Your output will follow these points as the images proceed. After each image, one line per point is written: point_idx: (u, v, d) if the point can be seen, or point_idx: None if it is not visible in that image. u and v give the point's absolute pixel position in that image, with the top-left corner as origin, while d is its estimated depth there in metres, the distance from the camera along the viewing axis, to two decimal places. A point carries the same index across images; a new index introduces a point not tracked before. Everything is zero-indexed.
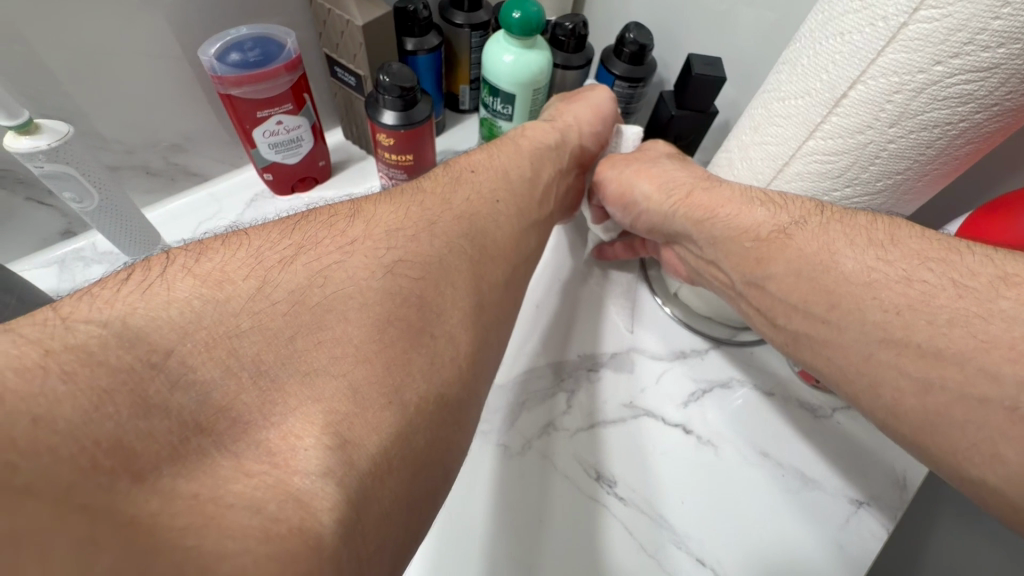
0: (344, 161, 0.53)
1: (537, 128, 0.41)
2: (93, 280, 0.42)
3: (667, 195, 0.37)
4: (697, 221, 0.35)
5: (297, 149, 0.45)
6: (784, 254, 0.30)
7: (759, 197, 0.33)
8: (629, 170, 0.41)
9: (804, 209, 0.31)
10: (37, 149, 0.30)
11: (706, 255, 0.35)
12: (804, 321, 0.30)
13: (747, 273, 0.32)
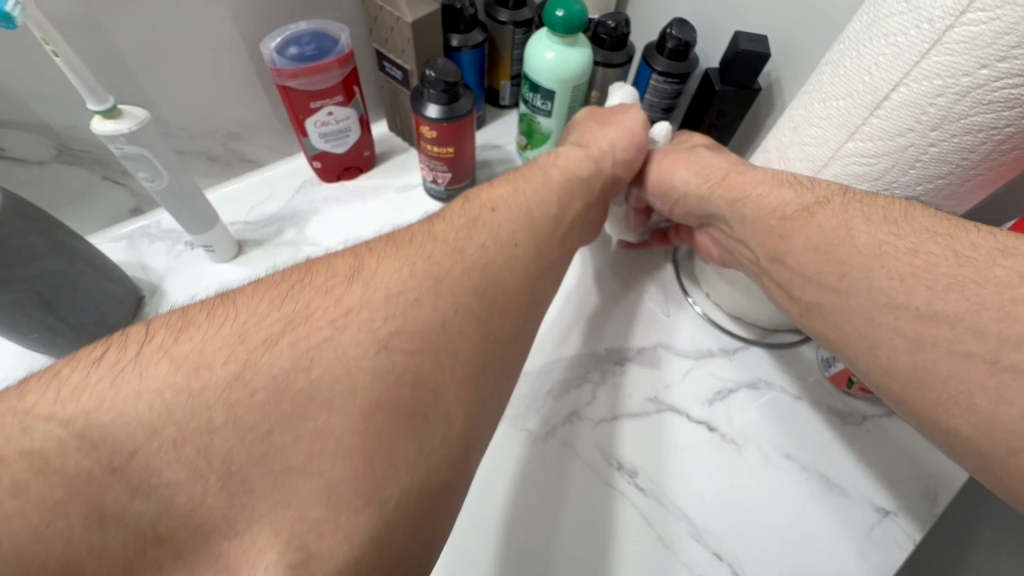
0: (388, 152, 0.55)
1: (558, 155, 0.39)
2: (157, 255, 0.45)
3: (703, 177, 0.38)
4: (730, 201, 0.35)
5: (344, 138, 0.48)
6: (807, 229, 0.30)
7: (789, 179, 0.33)
8: (667, 161, 0.41)
9: (828, 189, 0.31)
10: (119, 132, 0.33)
11: (735, 234, 0.36)
12: (821, 292, 0.30)
13: (770, 249, 0.32)
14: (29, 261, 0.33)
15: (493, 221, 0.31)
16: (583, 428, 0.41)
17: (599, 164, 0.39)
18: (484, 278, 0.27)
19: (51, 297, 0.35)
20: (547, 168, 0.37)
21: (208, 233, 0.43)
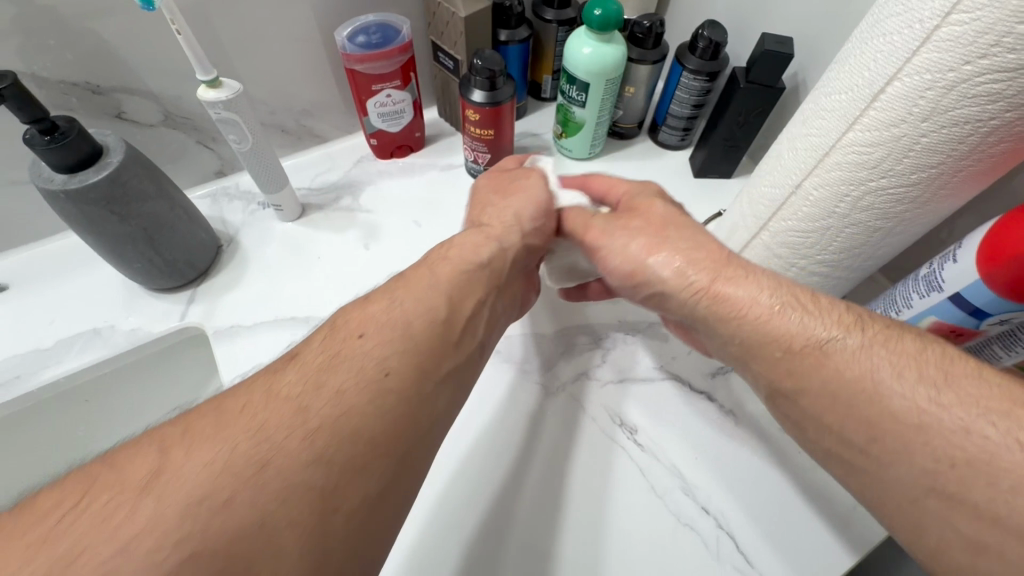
0: (437, 135, 0.61)
1: (462, 245, 0.41)
2: (235, 211, 0.53)
3: (684, 283, 0.36)
4: (722, 318, 0.35)
5: (399, 119, 0.54)
6: (820, 371, 0.31)
7: (784, 297, 0.33)
8: (635, 243, 0.39)
9: (844, 322, 0.32)
10: (219, 99, 0.40)
11: (724, 343, 0.36)
12: (832, 439, 0.31)
13: (777, 381, 0.33)
14: (141, 201, 0.40)
15: (393, 316, 0.33)
16: (534, 412, 0.43)
17: (498, 251, 0.41)
18: (393, 364, 0.30)
19: (152, 234, 0.42)
20: (438, 266, 0.38)
21: (279, 193, 0.50)
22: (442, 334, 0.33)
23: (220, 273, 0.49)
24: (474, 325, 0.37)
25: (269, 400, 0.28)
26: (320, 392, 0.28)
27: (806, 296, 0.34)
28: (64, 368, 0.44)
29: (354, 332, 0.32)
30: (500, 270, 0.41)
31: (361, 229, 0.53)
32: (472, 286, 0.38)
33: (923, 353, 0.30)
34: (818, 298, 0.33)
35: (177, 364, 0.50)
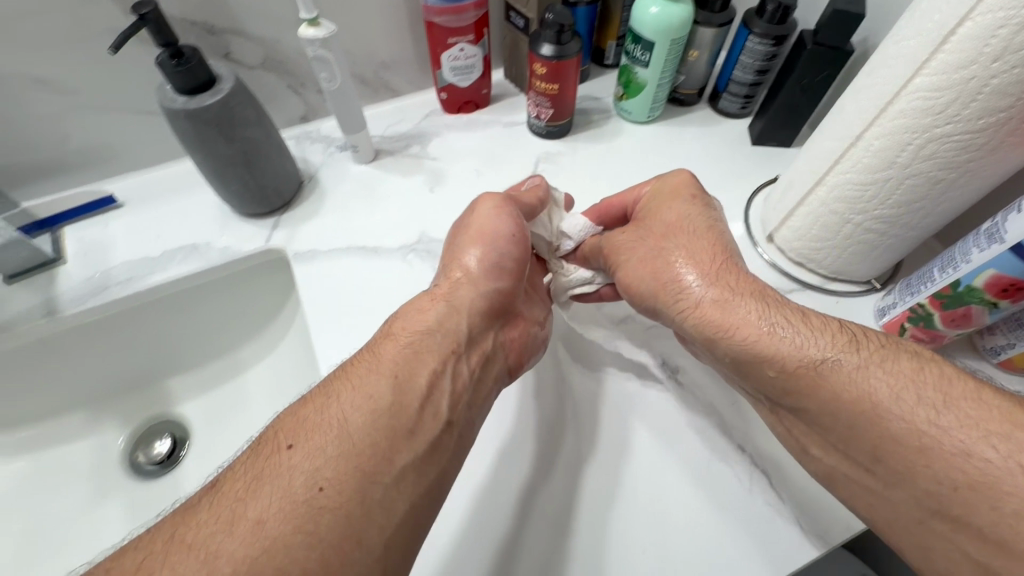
0: (502, 94, 0.64)
1: (410, 314, 0.39)
2: (316, 153, 0.58)
3: (676, 299, 0.40)
4: (712, 338, 0.38)
5: (469, 74, 0.57)
6: (818, 394, 0.34)
7: (774, 322, 0.36)
8: (634, 260, 0.44)
9: (839, 344, 0.34)
10: (316, 37, 0.44)
11: (720, 360, 0.39)
12: (841, 458, 0.34)
13: (776, 398, 0.37)
14: (244, 127, 0.45)
15: (333, 416, 0.32)
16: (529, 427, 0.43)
17: (455, 316, 0.40)
18: (332, 462, 0.30)
19: (251, 160, 0.48)
20: (397, 333, 0.38)
21: (356, 135, 0.54)
22: (398, 421, 0.33)
23: (301, 205, 0.54)
24: (434, 383, 0.36)
25: (253, 488, 0.29)
26: (271, 510, 0.28)
27: (800, 314, 0.37)
28: (167, 275, 0.50)
29: (326, 397, 0.33)
30: (454, 342, 0.39)
31: (427, 175, 0.56)
32: (415, 357, 0.36)
33: (917, 375, 0.32)
34: (810, 326, 0.36)
35: (258, 285, 0.55)
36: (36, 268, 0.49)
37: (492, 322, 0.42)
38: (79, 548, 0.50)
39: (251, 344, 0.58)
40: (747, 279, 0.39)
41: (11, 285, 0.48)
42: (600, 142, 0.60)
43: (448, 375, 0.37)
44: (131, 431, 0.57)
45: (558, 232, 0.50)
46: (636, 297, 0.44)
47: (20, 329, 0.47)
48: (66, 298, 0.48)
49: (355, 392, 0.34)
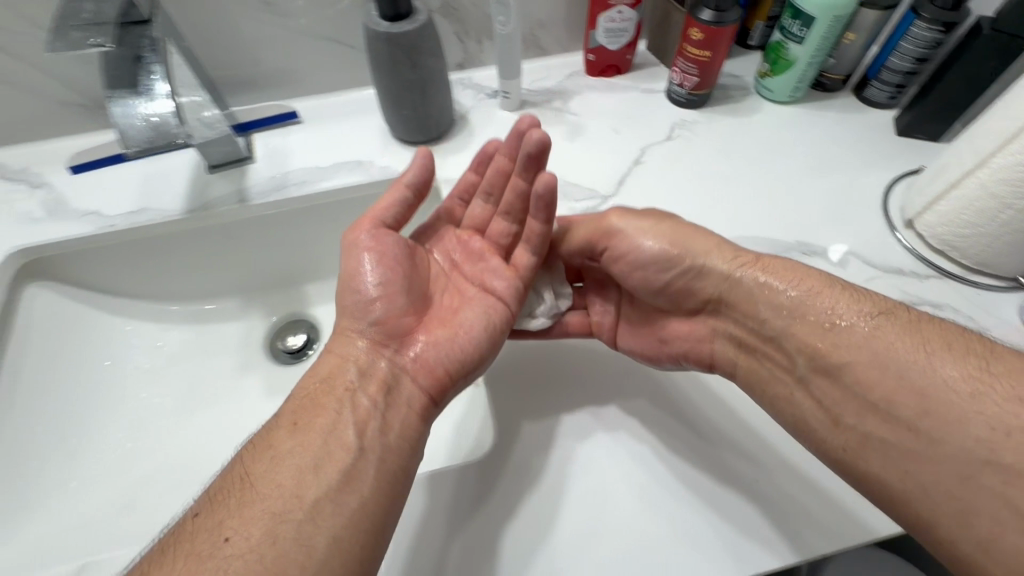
0: (643, 63, 0.66)
1: (341, 343, 0.44)
2: (468, 97, 0.63)
3: (728, 257, 0.44)
4: (773, 286, 0.42)
5: (621, 38, 0.61)
6: (870, 343, 0.37)
7: (820, 279, 0.41)
8: (669, 228, 0.47)
9: (888, 306, 0.38)
10: None
11: (765, 317, 0.42)
12: (878, 418, 0.36)
13: (817, 358, 0.39)
14: (428, 57, 0.51)
15: (278, 447, 0.37)
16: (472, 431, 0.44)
17: (342, 362, 0.42)
18: (260, 504, 0.34)
19: (426, 88, 0.54)
20: (327, 374, 0.42)
21: (510, 81, 0.59)
22: (307, 458, 0.36)
23: (450, 139, 0.60)
24: (329, 417, 0.38)
25: (228, 506, 0.34)
26: (228, 541, 0.32)
27: (851, 287, 0.40)
28: (334, 182, 0.56)
29: (279, 420, 0.39)
30: (374, 386, 0.41)
31: (568, 126, 0.60)
32: (320, 409, 0.39)
33: (954, 336, 0.36)
34: (857, 291, 0.40)
35: None
36: (232, 163, 0.57)
37: (386, 360, 0.43)
38: (227, 408, 0.58)
39: None
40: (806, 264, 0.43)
41: (213, 173, 0.57)
42: (738, 116, 0.61)
43: (343, 413, 0.39)
44: (272, 321, 0.65)
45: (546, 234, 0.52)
46: (646, 280, 0.47)
47: (216, 210, 0.55)
48: (253, 190, 0.56)
49: (320, 419, 0.38)
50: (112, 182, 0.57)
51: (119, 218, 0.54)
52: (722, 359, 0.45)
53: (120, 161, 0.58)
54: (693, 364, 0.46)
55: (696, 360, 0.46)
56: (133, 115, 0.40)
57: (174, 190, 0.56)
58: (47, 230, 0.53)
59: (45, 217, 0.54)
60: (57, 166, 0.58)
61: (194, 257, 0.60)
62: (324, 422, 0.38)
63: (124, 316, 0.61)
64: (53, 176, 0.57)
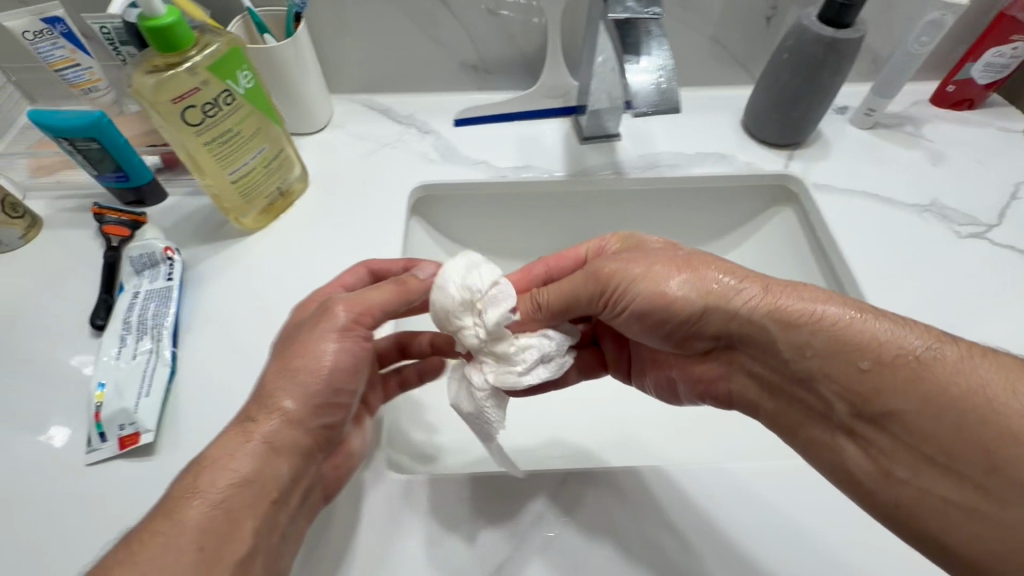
0: (992, 101, 0.66)
1: (261, 406, 0.38)
2: None
3: (738, 298, 0.41)
4: (794, 325, 0.39)
5: (997, 74, 0.60)
6: (923, 382, 0.35)
7: (836, 299, 0.39)
8: (681, 262, 0.44)
9: (928, 335, 0.36)
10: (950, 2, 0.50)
11: (791, 359, 0.40)
12: (941, 475, 0.34)
13: (862, 407, 0.37)
14: (849, 67, 0.53)
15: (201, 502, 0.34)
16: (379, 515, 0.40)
17: (274, 459, 0.37)
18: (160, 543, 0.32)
19: (826, 96, 0.55)
20: (233, 463, 0.36)
21: (882, 100, 0.60)
22: (206, 541, 0.33)
23: (809, 148, 0.61)
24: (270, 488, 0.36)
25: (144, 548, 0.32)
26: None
27: (876, 309, 0.38)
28: (702, 170, 0.59)
29: (213, 481, 0.35)
30: (274, 476, 0.37)
31: (927, 152, 0.61)
32: (256, 489, 0.36)
33: (982, 355, 0.35)
34: (848, 300, 0.39)
35: (742, 202, 0.63)
36: (604, 137, 0.62)
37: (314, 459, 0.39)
38: None
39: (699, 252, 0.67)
40: (807, 288, 0.40)
41: (584, 145, 0.61)
42: None
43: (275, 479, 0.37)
44: None
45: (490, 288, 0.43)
46: (661, 321, 0.45)
47: (596, 177, 0.59)
48: (628, 164, 0.60)
49: (239, 464, 0.36)
50: (492, 140, 0.62)
51: (509, 170, 0.59)
52: (743, 387, 0.45)
53: (496, 122, 0.64)
54: (715, 399, 0.48)
55: (715, 396, 0.47)
56: (643, 83, 0.44)
57: (553, 153, 0.60)
58: (443, 172, 0.59)
59: (440, 160, 0.60)
60: (440, 117, 0.64)
61: (540, 220, 0.63)
62: (241, 473, 0.36)
63: None
64: (440, 126, 0.63)
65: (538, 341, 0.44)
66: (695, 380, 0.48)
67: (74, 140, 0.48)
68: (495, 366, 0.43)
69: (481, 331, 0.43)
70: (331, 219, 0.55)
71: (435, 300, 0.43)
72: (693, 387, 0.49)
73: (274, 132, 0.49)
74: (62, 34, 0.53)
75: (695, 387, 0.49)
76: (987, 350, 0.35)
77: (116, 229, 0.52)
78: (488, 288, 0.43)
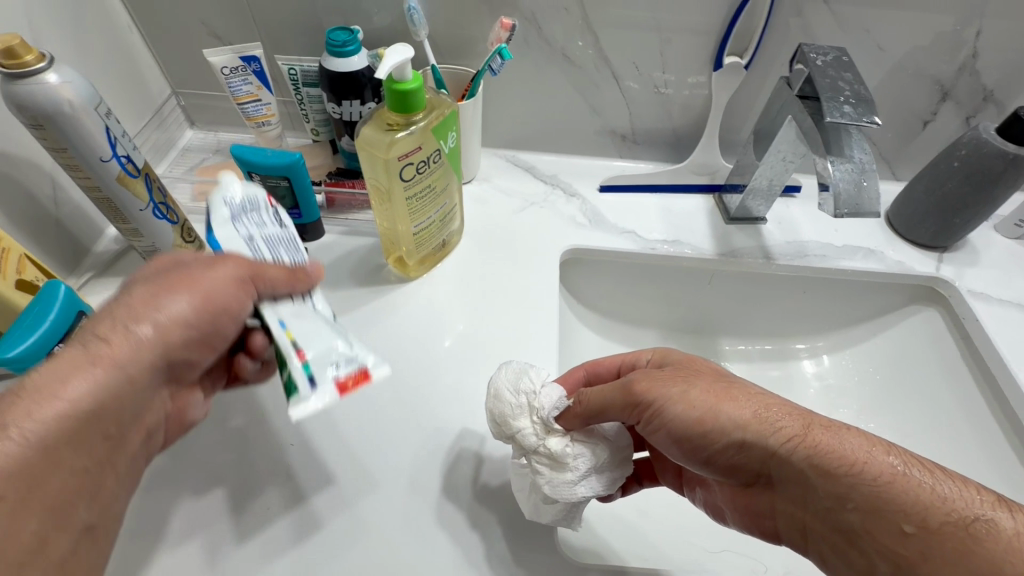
0: None
1: (67, 359, 0.31)
2: None
3: (772, 431, 0.35)
4: (834, 473, 0.33)
5: None
6: (971, 555, 0.28)
7: (882, 443, 0.33)
8: (703, 388, 0.38)
9: (976, 496, 0.30)
10: None
11: (828, 508, 0.33)
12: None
13: (904, 569, 0.30)
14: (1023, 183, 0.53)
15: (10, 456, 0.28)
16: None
17: (104, 366, 0.32)
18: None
19: (991, 208, 0.55)
20: (60, 389, 0.30)
21: None
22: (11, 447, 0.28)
23: (957, 253, 0.61)
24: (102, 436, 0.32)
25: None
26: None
27: (919, 457, 0.33)
28: (852, 264, 0.59)
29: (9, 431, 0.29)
30: (104, 381, 0.31)
31: None
32: (82, 427, 0.31)
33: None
34: (894, 448, 0.33)
35: (880, 295, 0.62)
36: (749, 219, 0.62)
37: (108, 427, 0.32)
38: None
39: (826, 336, 0.66)
40: (847, 430, 0.34)
41: (729, 225, 0.62)
42: None
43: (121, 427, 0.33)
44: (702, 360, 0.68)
45: (555, 401, 0.40)
46: (691, 451, 0.37)
47: (746, 260, 0.59)
48: (776, 250, 0.60)
49: (57, 387, 0.30)
50: (637, 210, 0.63)
51: (659, 244, 0.60)
52: (789, 534, 0.37)
53: (639, 191, 0.65)
54: (762, 533, 0.39)
55: (764, 530, 0.39)
56: (843, 182, 0.44)
57: (701, 230, 0.61)
58: (594, 238, 0.60)
59: (588, 224, 0.61)
60: (584, 181, 0.66)
61: (672, 290, 0.63)
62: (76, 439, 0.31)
63: (589, 327, 0.64)
64: (585, 191, 0.65)
65: (586, 448, 0.40)
66: (741, 509, 0.40)
67: (267, 177, 0.50)
68: (551, 473, 0.39)
69: (539, 428, 0.40)
70: (485, 273, 0.56)
71: (493, 408, 0.41)
72: (741, 518, 0.41)
73: (455, 191, 0.50)
74: (254, 71, 0.55)
75: (743, 517, 0.40)
76: None
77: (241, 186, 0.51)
78: (539, 388, 0.41)
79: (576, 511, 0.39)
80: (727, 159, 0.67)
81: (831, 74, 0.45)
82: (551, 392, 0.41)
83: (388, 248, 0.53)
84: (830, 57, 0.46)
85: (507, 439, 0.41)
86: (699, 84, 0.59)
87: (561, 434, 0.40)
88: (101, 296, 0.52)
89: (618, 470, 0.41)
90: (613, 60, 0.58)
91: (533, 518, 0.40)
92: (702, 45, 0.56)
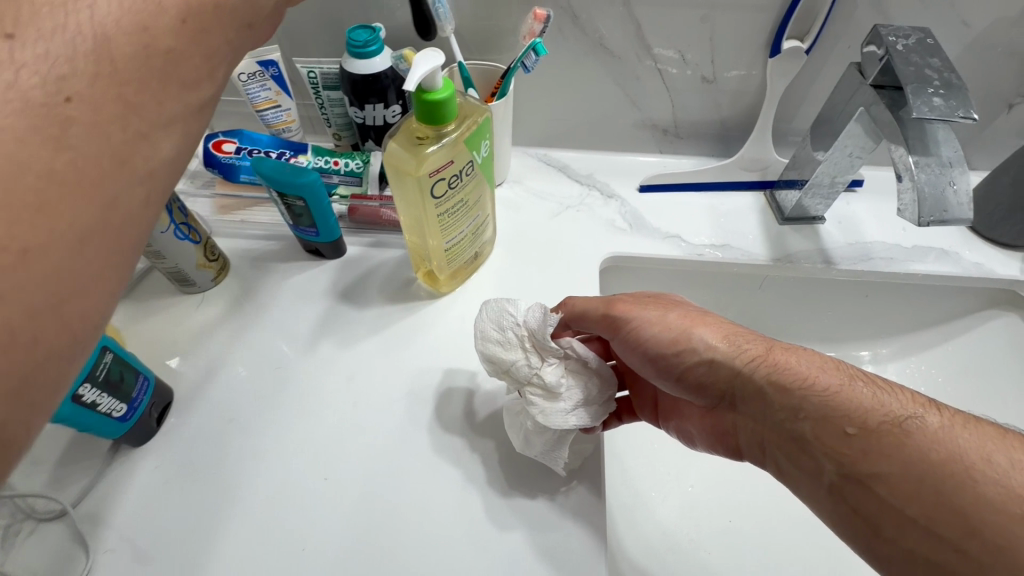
0: None
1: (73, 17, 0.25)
2: None
3: (736, 352, 0.36)
4: (787, 387, 0.33)
5: None
6: (900, 450, 0.29)
7: (835, 363, 0.33)
8: (674, 315, 0.38)
9: (912, 401, 0.30)
10: None
11: (780, 421, 0.33)
12: (925, 540, 0.27)
13: (847, 466, 0.30)
14: None
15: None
16: None
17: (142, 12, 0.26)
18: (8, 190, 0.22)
19: None
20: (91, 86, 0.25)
21: None
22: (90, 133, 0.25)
23: None
24: (106, 187, 0.25)
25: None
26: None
27: (863, 375, 0.33)
28: (924, 267, 0.54)
29: None
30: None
31: None
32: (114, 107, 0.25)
33: (955, 412, 0.30)
34: (843, 364, 0.34)
35: (949, 300, 0.56)
36: (806, 219, 0.57)
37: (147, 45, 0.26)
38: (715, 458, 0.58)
39: (888, 342, 0.60)
40: (805, 352, 0.34)
41: (783, 226, 0.57)
42: None
43: (182, 103, 0.28)
44: None
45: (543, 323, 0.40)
46: (664, 368, 0.38)
47: (804, 265, 0.54)
48: (837, 254, 0.55)
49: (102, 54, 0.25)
50: (680, 210, 0.59)
51: (706, 249, 0.55)
52: (751, 450, 0.37)
53: (682, 190, 0.60)
54: (728, 451, 0.40)
55: (729, 447, 0.40)
56: (929, 184, 0.39)
57: (752, 232, 0.57)
58: (634, 243, 0.56)
59: (629, 229, 0.57)
60: (622, 180, 0.62)
61: (720, 296, 0.59)
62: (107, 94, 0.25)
63: None
64: (624, 190, 0.61)
65: (578, 381, 0.40)
66: (709, 428, 0.41)
67: (283, 195, 0.48)
68: (544, 403, 0.39)
69: (535, 359, 0.40)
70: (520, 286, 0.52)
71: (484, 347, 0.41)
72: (708, 438, 0.41)
73: (488, 202, 0.47)
74: (272, 77, 0.52)
75: (710, 436, 0.41)
76: (967, 414, 0.30)
77: (221, 148, 0.54)
78: (524, 319, 0.41)
79: (566, 440, 0.40)
80: (779, 152, 0.62)
81: (916, 60, 0.40)
82: (535, 320, 0.40)
83: (418, 264, 0.49)
84: (913, 40, 0.41)
85: (501, 374, 0.41)
86: (752, 73, 0.54)
87: (553, 365, 0.40)
88: (128, 319, 0.51)
89: (604, 407, 0.41)
90: (658, 50, 0.53)
91: (523, 450, 0.41)
92: (755, 31, 0.50)
